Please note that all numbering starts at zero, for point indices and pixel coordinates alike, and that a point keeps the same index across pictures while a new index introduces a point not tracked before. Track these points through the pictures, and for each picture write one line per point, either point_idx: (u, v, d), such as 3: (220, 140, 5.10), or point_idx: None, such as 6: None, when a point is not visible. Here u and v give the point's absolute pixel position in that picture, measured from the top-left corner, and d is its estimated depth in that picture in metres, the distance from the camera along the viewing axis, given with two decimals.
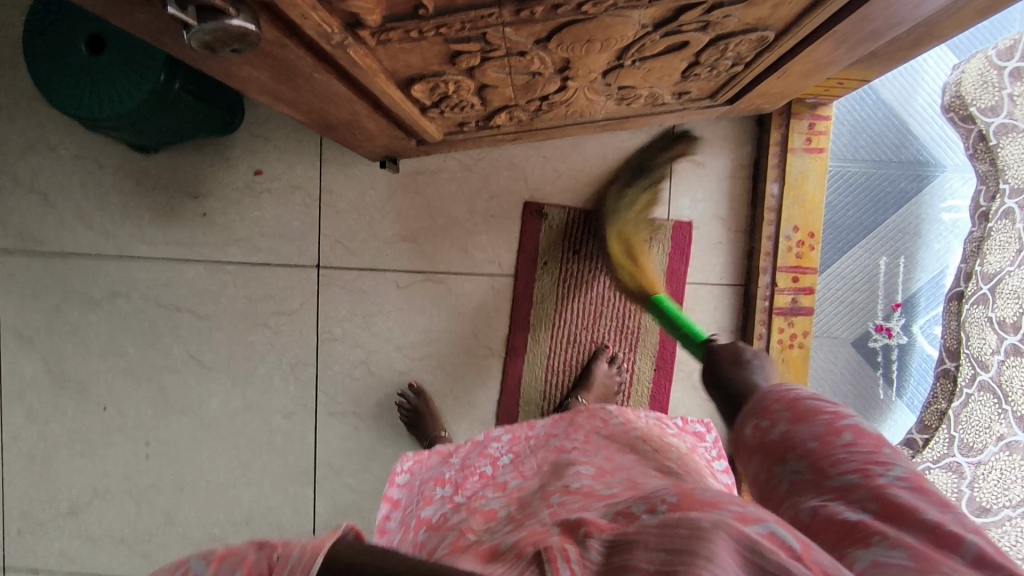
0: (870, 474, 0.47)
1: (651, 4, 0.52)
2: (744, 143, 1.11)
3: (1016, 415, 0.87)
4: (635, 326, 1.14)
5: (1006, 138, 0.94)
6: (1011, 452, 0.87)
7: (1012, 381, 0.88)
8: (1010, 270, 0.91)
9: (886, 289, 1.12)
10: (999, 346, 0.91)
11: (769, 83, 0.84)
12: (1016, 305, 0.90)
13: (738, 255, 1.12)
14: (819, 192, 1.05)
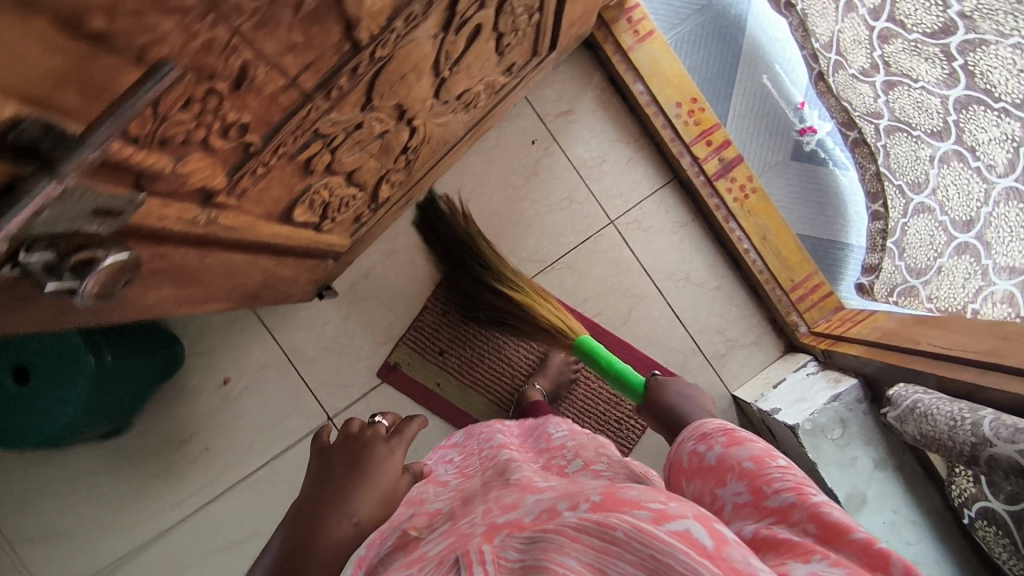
0: (707, 439, 0.62)
1: (427, 16, 0.55)
2: (589, 69, 1.17)
3: (927, 135, 0.89)
4: None
5: None
6: (949, 165, 0.87)
7: (906, 108, 0.90)
8: (840, 28, 0.92)
9: (783, 99, 1.16)
10: (878, 90, 0.93)
11: (568, 12, 0.89)
12: (864, 50, 0.90)
13: (652, 156, 1.18)
14: (674, 64, 1.11)
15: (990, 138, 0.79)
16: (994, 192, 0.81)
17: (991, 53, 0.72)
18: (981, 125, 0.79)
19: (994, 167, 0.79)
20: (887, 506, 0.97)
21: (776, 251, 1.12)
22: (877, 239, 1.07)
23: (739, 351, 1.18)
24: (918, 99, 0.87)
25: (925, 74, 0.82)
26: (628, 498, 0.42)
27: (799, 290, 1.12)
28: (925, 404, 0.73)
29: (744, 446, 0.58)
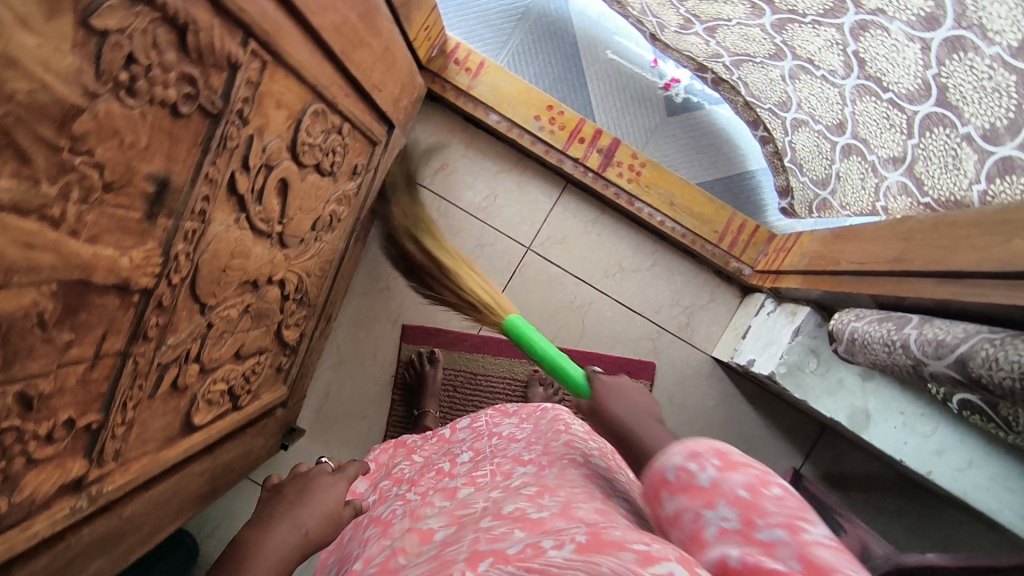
0: (697, 457, 0.48)
1: (209, 219, 0.55)
2: (445, 118, 1.17)
3: (767, 59, 0.86)
4: (505, 380, 1.18)
5: None
6: (800, 79, 0.83)
7: (735, 41, 0.86)
8: None
9: (634, 71, 1.15)
10: (704, 37, 0.90)
11: (382, 96, 0.88)
12: (671, 9, 0.88)
13: (538, 170, 1.17)
14: (516, 83, 1.10)
15: (821, 47, 0.74)
16: (849, 89, 0.75)
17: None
18: (807, 37, 0.75)
19: (835, 72, 0.75)
20: (894, 409, 0.94)
21: (689, 211, 1.11)
22: (777, 161, 1.05)
23: (700, 314, 1.18)
24: (741, 33, 0.84)
25: (731, 15, 0.79)
26: (613, 540, 0.41)
27: (726, 237, 1.11)
28: (861, 331, 0.72)
29: (739, 471, 0.46)
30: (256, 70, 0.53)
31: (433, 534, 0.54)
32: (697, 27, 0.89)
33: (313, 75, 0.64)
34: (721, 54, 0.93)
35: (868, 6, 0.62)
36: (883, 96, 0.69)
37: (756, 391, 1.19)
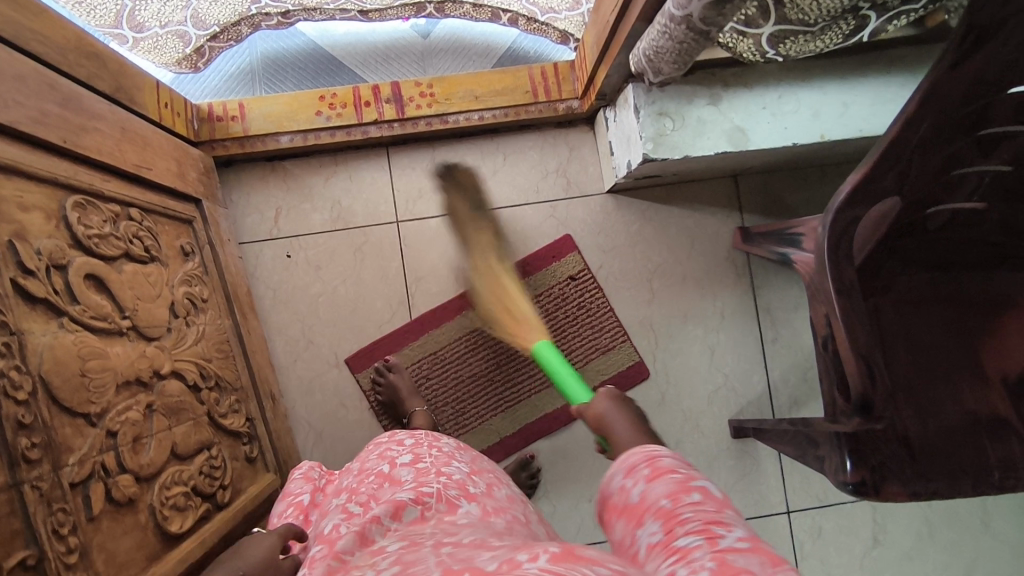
0: (630, 471, 0.54)
1: (19, 330, 0.54)
2: (248, 173, 1.17)
3: None
4: (462, 340, 1.17)
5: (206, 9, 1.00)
6: None
7: None
8: None
9: (379, 54, 1.18)
10: None
11: (157, 174, 0.88)
12: None
13: (356, 155, 1.19)
14: (281, 99, 1.12)
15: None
16: None
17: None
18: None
19: None
20: (756, 107, 0.99)
21: (494, 92, 1.13)
22: (535, 24, 1.10)
23: (571, 167, 1.21)
24: None
25: None
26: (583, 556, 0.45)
27: (539, 89, 1.14)
28: (646, 50, 0.74)
29: (662, 478, 0.52)
30: None
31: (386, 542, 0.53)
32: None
33: (47, 169, 0.64)
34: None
35: None
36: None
37: (665, 190, 1.22)
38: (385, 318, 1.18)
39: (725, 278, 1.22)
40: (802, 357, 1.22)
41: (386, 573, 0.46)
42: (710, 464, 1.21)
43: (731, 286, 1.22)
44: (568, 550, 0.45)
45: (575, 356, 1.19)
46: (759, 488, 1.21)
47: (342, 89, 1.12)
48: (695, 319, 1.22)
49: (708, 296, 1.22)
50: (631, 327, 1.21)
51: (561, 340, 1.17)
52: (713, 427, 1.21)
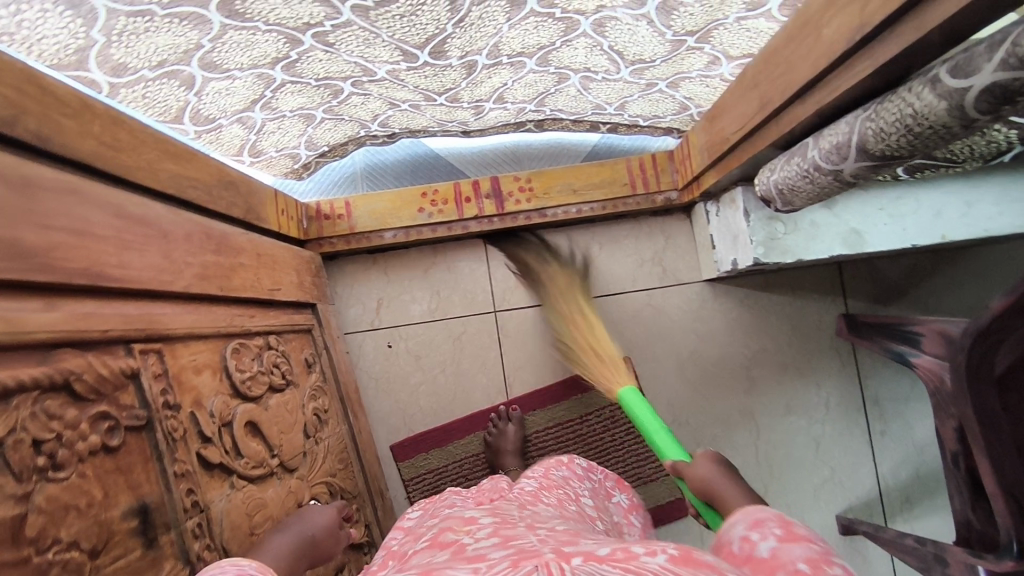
0: (760, 525, 0.55)
1: (207, 502, 0.57)
2: (350, 264, 1.21)
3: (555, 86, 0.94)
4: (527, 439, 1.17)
5: (317, 140, 1.01)
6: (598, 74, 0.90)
7: (515, 92, 0.95)
8: (427, 114, 0.99)
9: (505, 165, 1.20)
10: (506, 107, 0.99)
11: (285, 291, 0.91)
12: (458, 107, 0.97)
13: (454, 246, 1.21)
14: (384, 196, 1.15)
15: (586, 56, 0.85)
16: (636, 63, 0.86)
17: (467, 24, 0.75)
18: (618, 31, 0.79)
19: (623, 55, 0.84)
20: (873, 210, 0.96)
21: (592, 185, 1.14)
22: (636, 127, 1.09)
23: (667, 255, 1.20)
24: (524, 81, 0.92)
25: (499, 77, 0.89)
26: (699, 559, 0.48)
27: (636, 180, 1.14)
28: (780, 184, 0.74)
29: (800, 544, 0.52)
30: (155, 361, 0.56)
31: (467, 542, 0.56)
32: (490, 102, 0.98)
33: (211, 324, 0.67)
34: (523, 107, 1.01)
35: (591, 9, 0.75)
36: (667, 33, 0.77)
37: (765, 277, 1.20)
38: (483, 406, 1.19)
39: (828, 366, 1.19)
40: (912, 449, 1.18)
41: (501, 551, 0.52)
42: None
43: (835, 374, 1.19)
44: (687, 554, 0.48)
45: (618, 479, 1.17)
46: None
47: (444, 186, 1.15)
48: (798, 409, 1.19)
49: (811, 386, 1.19)
50: (732, 418, 1.19)
51: (635, 437, 1.17)
52: (819, 521, 1.17)
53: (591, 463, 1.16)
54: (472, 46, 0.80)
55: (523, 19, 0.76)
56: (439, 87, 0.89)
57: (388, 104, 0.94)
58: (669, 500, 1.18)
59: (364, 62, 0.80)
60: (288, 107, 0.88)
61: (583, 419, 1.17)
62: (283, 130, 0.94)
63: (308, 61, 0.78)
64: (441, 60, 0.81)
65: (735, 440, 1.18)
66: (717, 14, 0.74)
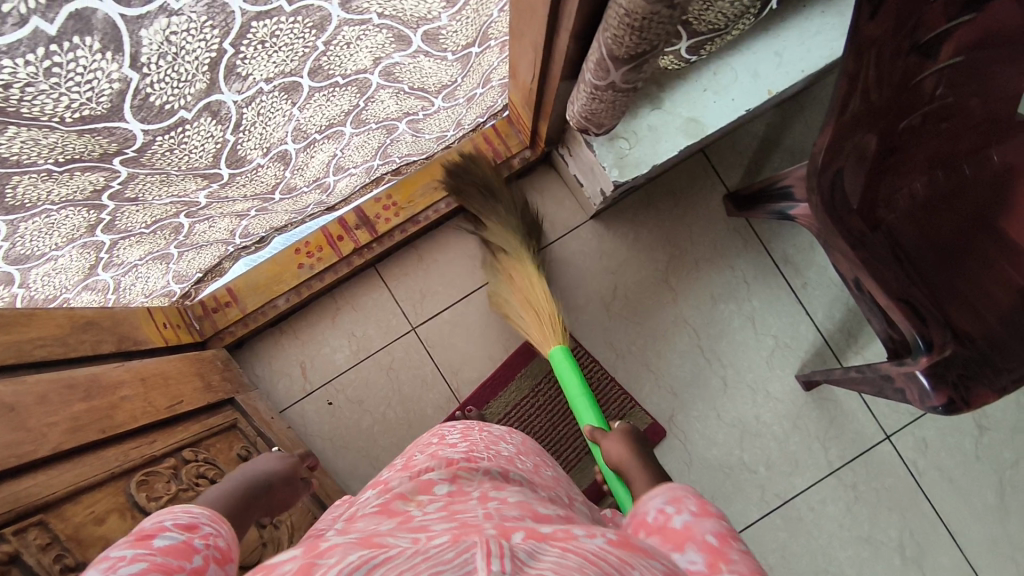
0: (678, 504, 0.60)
1: None
2: (258, 343, 1.19)
3: (386, 138, 1.00)
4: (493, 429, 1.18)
5: (185, 271, 1.03)
6: (416, 116, 0.98)
7: (351, 157, 0.99)
8: (284, 210, 1.02)
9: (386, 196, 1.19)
10: (350, 172, 1.03)
11: (188, 400, 0.90)
12: (307, 186, 0.99)
13: (351, 284, 1.21)
14: (262, 268, 1.15)
15: (396, 103, 0.91)
16: (442, 93, 0.95)
17: (250, 124, 0.74)
18: (408, 72, 0.85)
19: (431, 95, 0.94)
20: (698, 93, 0.99)
21: (452, 177, 1.16)
22: (472, 126, 1.13)
23: (550, 208, 1.22)
24: (357, 145, 0.96)
25: (328, 152, 0.93)
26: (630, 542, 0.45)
27: (491, 155, 1.16)
28: (581, 113, 0.75)
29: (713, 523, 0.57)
30: (40, 531, 0.56)
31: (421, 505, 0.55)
32: (332, 175, 1.02)
33: (106, 467, 0.67)
34: (369, 164, 1.05)
35: (369, 62, 0.77)
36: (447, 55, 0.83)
37: (644, 192, 1.23)
38: (441, 420, 1.19)
39: (733, 247, 1.23)
40: (838, 289, 1.23)
41: (442, 524, 0.48)
42: (795, 424, 1.21)
43: (742, 252, 1.23)
44: (625, 539, 0.45)
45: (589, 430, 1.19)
46: (851, 427, 1.21)
47: (312, 233, 1.15)
48: (723, 296, 1.23)
49: (725, 270, 1.23)
50: (667, 328, 1.22)
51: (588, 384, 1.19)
52: (783, 389, 1.21)
53: (559, 425, 1.19)
54: (270, 139, 0.80)
55: (312, 100, 0.78)
56: (267, 186, 0.91)
57: (239, 216, 0.95)
58: (644, 429, 1.19)
59: (181, 196, 0.80)
60: (134, 257, 0.87)
61: (535, 390, 1.20)
62: (143, 280, 0.95)
63: (126, 216, 0.77)
64: (245, 165, 0.82)
65: (679, 346, 1.22)
66: (480, 20, 0.81)
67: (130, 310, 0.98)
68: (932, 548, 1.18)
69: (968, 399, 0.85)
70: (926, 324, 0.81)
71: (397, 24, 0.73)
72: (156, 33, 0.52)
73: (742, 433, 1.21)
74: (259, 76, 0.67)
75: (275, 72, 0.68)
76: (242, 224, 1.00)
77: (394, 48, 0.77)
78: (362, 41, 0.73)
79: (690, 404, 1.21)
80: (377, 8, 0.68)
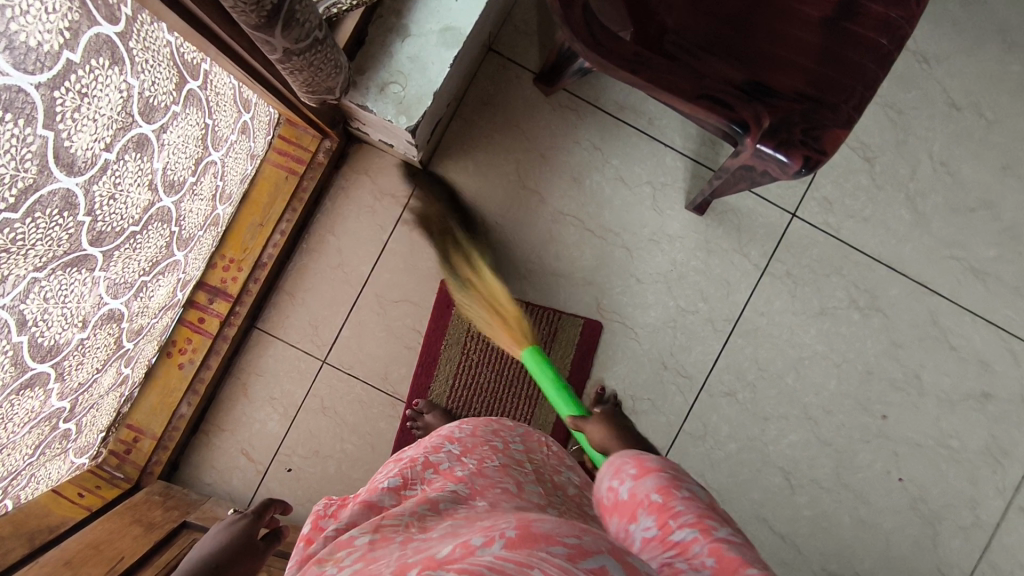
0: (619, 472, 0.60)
1: None
2: (191, 458, 1.15)
3: (201, 226, 0.95)
4: (449, 406, 1.16)
5: (89, 440, 1.01)
6: (211, 190, 0.93)
7: (183, 261, 0.95)
8: (148, 340, 0.99)
9: None
10: (188, 271, 1.00)
11: (134, 550, 0.88)
12: (152, 311, 0.94)
13: (244, 356, 1.17)
14: (148, 390, 1.08)
15: (190, 198, 0.87)
16: (215, 157, 0.89)
17: (42, 314, 0.66)
18: (181, 167, 0.80)
19: (209, 165, 0.88)
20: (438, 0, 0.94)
21: (270, 205, 1.10)
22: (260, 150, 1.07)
23: (383, 182, 1.18)
24: (180, 253, 0.93)
25: (157, 277, 0.89)
26: (542, 537, 0.46)
27: (293, 164, 1.10)
28: (301, 88, 0.70)
29: (652, 475, 0.57)
30: None
31: (345, 557, 0.55)
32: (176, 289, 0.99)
33: None
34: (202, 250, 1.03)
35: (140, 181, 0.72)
36: (184, 121, 0.76)
37: (461, 118, 1.18)
38: (397, 426, 1.17)
39: (568, 123, 1.20)
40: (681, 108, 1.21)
41: None
42: (709, 249, 1.21)
43: (580, 124, 1.20)
44: (526, 532, 0.47)
45: None
46: (760, 224, 1.21)
47: (174, 331, 1.09)
48: (584, 172, 1.20)
49: (573, 147, 1.20)
50: (552, 230, 1.19)
51: None
52: (681, 224, 1.20)
53: (503, 369, 1.17)
54: (83, 311, 0.74)
55: (115, 257, 0.75)
56: (110, 346, 0.86)
57: (114, 374, 0.94)
58: (581, 330, 1.18)
59: (37, 416, 0.76)
60: (30, 469, 0.87)
61: (465, 352, 1.17)
62: (51, 471, 0.94)
63: (0, 465, 0.76)
64: (68, 346, 0.74)
65: (570, 240, 1.19)
66: (162, 52, 0.68)
67: (31, 502, 0.91)
68: (880, 285, 1.21)
69: (822, 148, 0.83)
70: (730, 107, 0.83)
71: (128, 129, 0.66)
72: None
73: (669, 283, 1.20)
74: (21, 269, 0.60)
75: (41, 258, 0.62)
76: (119, 374, 0.97)
77: (141, 155, 0.71)
78: (123, 179, 0.69)
79: (610, 284, 1.19)
80: (101, 142, 0.63)
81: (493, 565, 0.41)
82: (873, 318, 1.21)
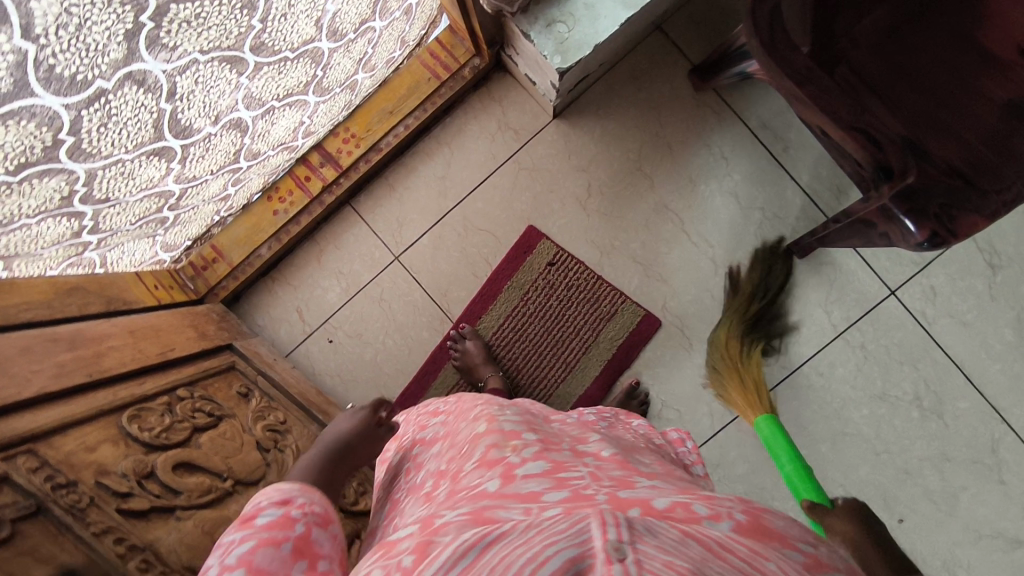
0: None
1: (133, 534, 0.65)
2: (252, 296, 1.23)
3: (338, 85, 1.01)
4: (489, 342, 1.19)
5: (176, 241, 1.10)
6: (360, 56, 0.98)
7: (311, 109, 1.01)
8: (255, 170, 1.06)
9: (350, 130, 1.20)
10: (311, 122, 1.06)
11: (179, 345, 0.95)
12: (268, 142, 1.00)
13: (330, 226, 1.24)
14: (242, 221, 1.17)
15: (341, 54, 0.92)
16: (376, 24, 0.93)
17: (188, 93, 0.72)
18: (347, 21, 0.85)
19: (367, 32, 0.93)
20: None
21: (405, 99, 1.16)
22: (411, 42, 1.11)
23: (512, 117, 1.21)
24: (312, 100, 0.99)
25: (285, 114, 0.96)
26: (774, 533, 0.42)
27: (438, 68, 1.16)
28: None
29: None
30: (30, 458, 0.61)
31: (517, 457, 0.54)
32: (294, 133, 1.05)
33: (98, 403, 0.73)
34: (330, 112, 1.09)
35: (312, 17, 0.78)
36: None
37: (605, 82, 1.20)
38: (437, 341, 1.21)
39: (705, 123, 1.19)
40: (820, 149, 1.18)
41: (551, 492, 0.47)
42: (794, 294, 1.18)
43: (716, 129, 1.19)
44: (755, 522, 0.43)
45: (584, 331, 1.19)
46: (853, 287, 1.18)
47: (281, 179, 1.17)
48: (702, 176, 1.19)
49: (700, 149, 1.19)
50: (651, 219, 1.20)
51: (577, 285, 1.19)
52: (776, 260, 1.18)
53: (553, 328, 1.19)
54: (217, 108, 0.79)
55: (262, 72, 0.80)
56: (228, 156, 0.93)
57: (218, 187, 1.01)
58: (639, 321, 1.18)
59: (151, 188, 0.84)
60: (122, 239, 0.95)
61: (525, 299, 1.20)
62: (137, 252, 1.03)
63: (108, 219, 0.85)
64: (197, 135, 0.80)
65: (663, 234, 1.20)
66: None
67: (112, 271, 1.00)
68: (950, 393, 1.16)
69: (954, 231, 0.82)
70: (882, 149, 0.83)
71: None
72: (50, 3, 0.50)
73: None
74: (190, 45, 0.66)
75: (209, 44, 0.68)
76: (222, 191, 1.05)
77: None
78: (298, 5, 0.74)
79: (684, 289, 1.19)
80: None
81: (722, 544, 0.37)
82: (930, 422, 1.16)
